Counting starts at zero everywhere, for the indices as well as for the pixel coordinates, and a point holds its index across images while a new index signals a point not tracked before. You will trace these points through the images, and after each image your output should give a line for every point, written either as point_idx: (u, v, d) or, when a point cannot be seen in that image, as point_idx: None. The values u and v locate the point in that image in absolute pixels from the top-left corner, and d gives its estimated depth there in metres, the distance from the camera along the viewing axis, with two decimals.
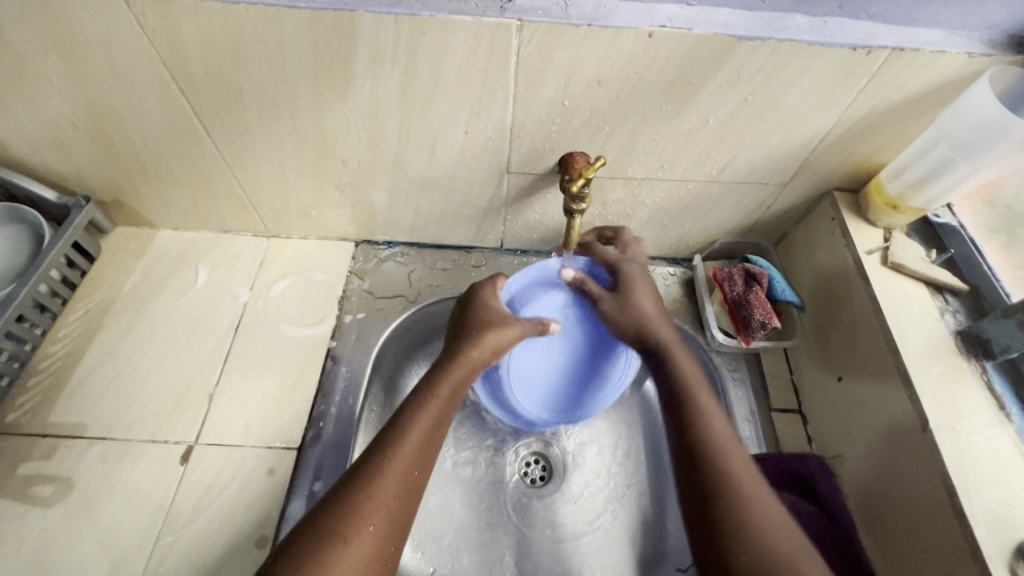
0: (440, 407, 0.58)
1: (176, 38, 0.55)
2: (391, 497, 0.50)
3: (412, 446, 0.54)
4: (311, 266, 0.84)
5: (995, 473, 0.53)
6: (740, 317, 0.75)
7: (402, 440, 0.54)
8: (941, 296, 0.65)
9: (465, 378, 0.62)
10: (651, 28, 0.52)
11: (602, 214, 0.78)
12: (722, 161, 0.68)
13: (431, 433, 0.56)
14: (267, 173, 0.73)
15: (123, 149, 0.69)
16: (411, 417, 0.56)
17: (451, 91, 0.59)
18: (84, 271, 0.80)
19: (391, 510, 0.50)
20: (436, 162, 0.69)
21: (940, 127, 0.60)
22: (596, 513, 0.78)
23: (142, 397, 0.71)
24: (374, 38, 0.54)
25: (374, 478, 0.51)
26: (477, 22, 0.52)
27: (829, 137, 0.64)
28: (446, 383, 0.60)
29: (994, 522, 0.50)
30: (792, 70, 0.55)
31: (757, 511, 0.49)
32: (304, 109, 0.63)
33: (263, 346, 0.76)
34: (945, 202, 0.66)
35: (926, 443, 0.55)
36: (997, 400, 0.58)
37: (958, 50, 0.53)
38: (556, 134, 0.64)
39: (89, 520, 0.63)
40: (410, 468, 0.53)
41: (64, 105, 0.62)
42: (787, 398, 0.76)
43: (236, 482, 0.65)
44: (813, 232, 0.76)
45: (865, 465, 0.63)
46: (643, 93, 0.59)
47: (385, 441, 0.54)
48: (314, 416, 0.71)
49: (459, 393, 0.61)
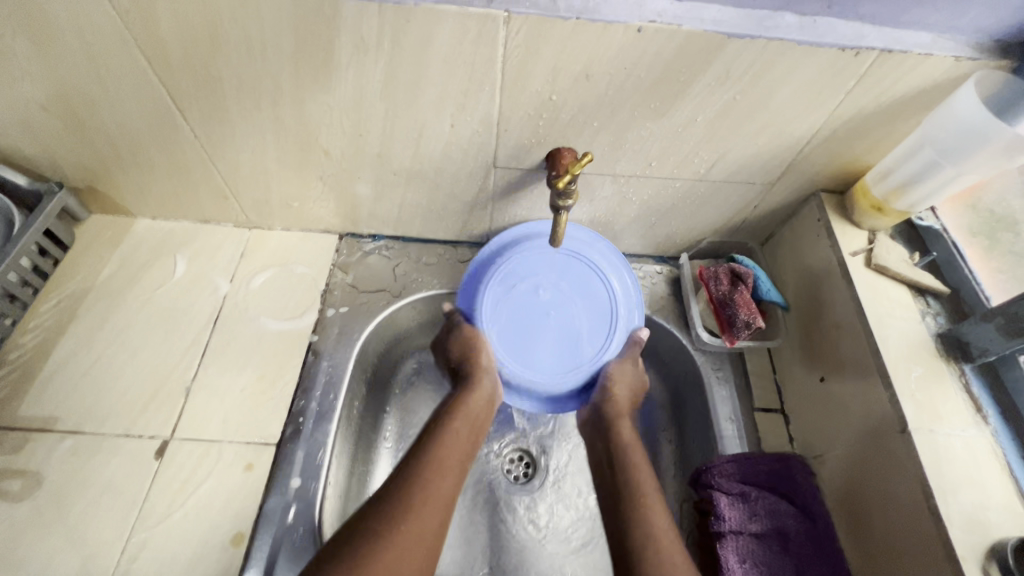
0: (460, 427, 0.65)
1: (151, 22, 0.53)
2: (423, 511, 0.55)
3: (441, 461, 0.60)
4: (293, 259, 0.82)
5: (971, 475, 0.53)
6: (726, 316, 0.75)
7: (432, 455, 0.60)
8: (922, 299, 0.66)
9: (489, 397, 0.70)
10: (640, 23, 0.51)
11: (590, 210, 0.78)
12: (709, 160, 0.68)
13: (457, 451, 0.62)
14: (248, 163, 0.71)
15: (97, 135, 0.67)
16: (437, 439, 0.62)
17: (436, 83, 0.58)
18: (57, 260, 0.77)
19: (428, 517, 0.55)
20: (421, 154, 0.68)
21: (925, 131, 0.60)
22: (578, 510, 0.78)
23: (116, 390, 0.69)
24: (357, 26, 0.52)
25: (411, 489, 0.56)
26: (463, 12, 0.51)
27: (817, 137, 0.64)
28: (471, 402, 0.68)
29: (970, 524, 0.51)
30: (781, 70, 0.55)
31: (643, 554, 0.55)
32: (286, 98, 0.61)
33: (243, 340, 0.75)
34: (928, 205, 0.66)
35: (906, 445, 0.55)
36: (975, 403, 0.58)
37: (945, 53, 0.53)
38: (544, 129, 0.63)
39: (59, 516, 0.61)
40: (442, 477, 0.59)
41: (34, 88, 0.60)
42: (770, 398, 0.76)
43: (212, 478, 0.64)
44: (799, 232, 0.76)
45: (843, 465, 0.64)
46: (631, 89, 0.58)
47: (419, 457, 0.60)
48: (294, 411, 0.70)
49: (489, 413, 0.70)
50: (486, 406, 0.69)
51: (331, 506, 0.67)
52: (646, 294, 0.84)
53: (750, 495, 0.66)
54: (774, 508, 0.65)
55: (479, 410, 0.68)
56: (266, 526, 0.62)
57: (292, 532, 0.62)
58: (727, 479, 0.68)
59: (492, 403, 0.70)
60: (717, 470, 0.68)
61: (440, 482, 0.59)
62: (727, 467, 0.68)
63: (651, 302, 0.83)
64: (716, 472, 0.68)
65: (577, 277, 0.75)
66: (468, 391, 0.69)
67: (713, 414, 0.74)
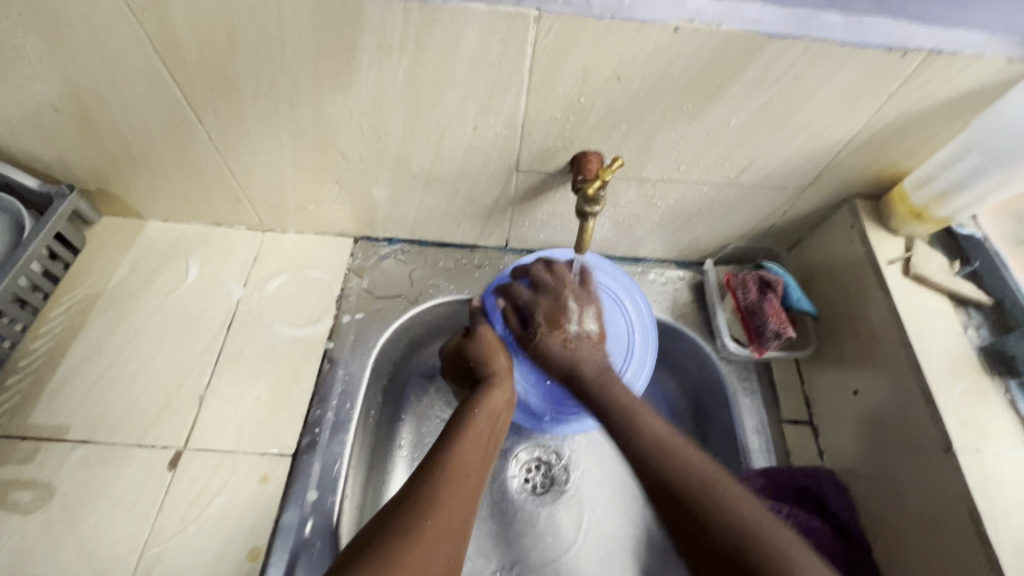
0: (481, 424, 0.63)
1: (167, 20, 0.51)
2: (455, 502, 0.53)
3: (465, 458, 0.58)
4: (308, 263, 0.80)
5: (1022, 499, 0.51)
6: (753, 326, 0.72)
7: (455, 451, 0.59)
8: (963, 310, 0.63)
9: (505, 397, 0.68)
10: (678, 22, 0.49)
11: (614, 215, 0.75)
12: (741, 164, 0.65)
13: (478, 448, 0.61)
14: (263, 165, 0.69)
15: (109, 137, 0.65)
16: (458, 434, 0.61)
17: (460, 84, 0.56)
18: (68, 263, 0.76)
19: (453, 511, 0.53)
20: (441, 157, 0.66)
21: (971, 134, 0.57)
22: (600, 522, 0.76)
23: (128, 398, 0.68)
24: (380, 25, 0.50)
25: (437, 484, 0.54)
26: (492, 11, 0.49)
27: (855, 141, 0.61)
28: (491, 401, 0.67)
29: (1022, 551, 0.48)
30: (823, 71, 0.53)
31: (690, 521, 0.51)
32: (304, 99, 0.59)
33: (257, 347, 0.73)
34: (971, 212, 0.63)
35: (950, 465, 0.53)
36: (1022, 421, 0.56)
37: (997, 55, 0.51)
38: (570, 132, 0.61)
39: (71, 529, 0.60)
40: (466, 473, 0.57)
41: (45, 89, 0.58)
42: (798, 410, 0.74)
43: (227, 490, 0.62)
44: (830, 238, 0.74)
45: (879, 481, 0.62)
46: (664, 91, 0.56)
47: (442, 454, 0.58)
48: (310, 421, 0.68)
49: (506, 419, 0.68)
50: (504, 407, 0.68)
51: (348, 519, 0.65)
52: (668, 301, 0.82)
53: (781, 512, 0.64)
54: (806, 524, 0.62)
55: (499, 409, 0.66)
56: (283, 540, 0.60)
57: (309, 547, 0.60)
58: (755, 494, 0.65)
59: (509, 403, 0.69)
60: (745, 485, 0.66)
61: (465, 476, 0.57)
62: (755, 482, 0.66)
63: (674, 310, 0.81)
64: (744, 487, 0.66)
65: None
66: (487, 391, 0.67)
67: (740, 427, 0.72)
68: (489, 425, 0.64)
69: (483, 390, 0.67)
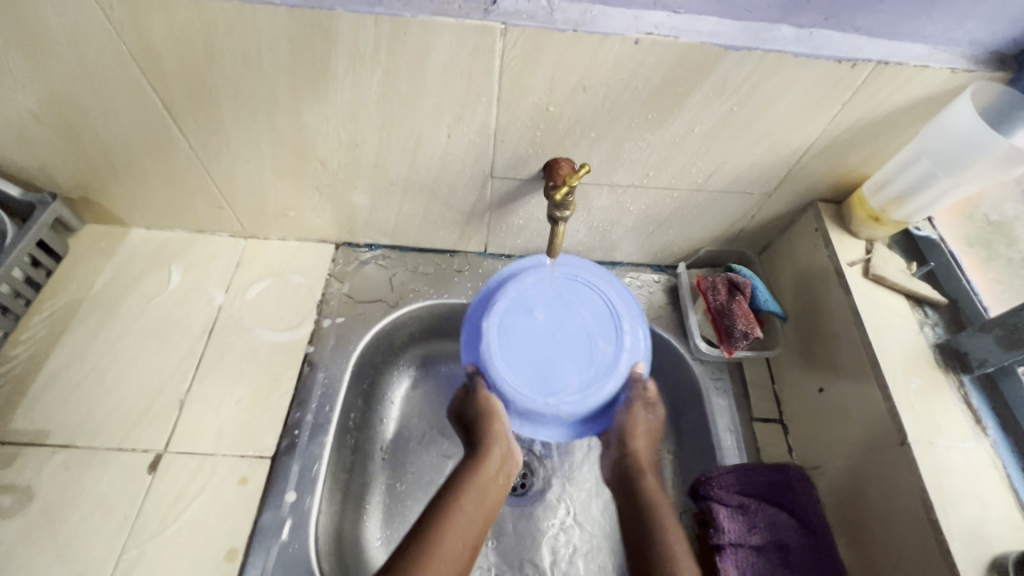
0: (473, 510, 0.62)
1: (146, 33, 0.52)
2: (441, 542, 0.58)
3: (445, 552, 0.57)
4: (290, 269, 0.82)
5: (971, 489, 0.53)
6: (724, 327, 0.74)
7: (439, 545, 0.57)
8: (920, 309, 0.65)
9: (501, 479, 0.67)
10: (637, 35, 0.51)
11: (588, 220, 0.77)
12: (707, 170, 0.67)
13: (463, 537, 0.59)
14: (243, 173, 0.71)
15: (92, 146, 0.67)
16: (445, 524, 0.59)
17: (433, 94, 0.58)
18: (50, 270, 0.77)
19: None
20: (417, 164, 0.68)
21: (920, 142, 0.61)
22: (578, 520, 0.78)
23: (109, 403, 0.69)
24: (353, 37, 0.52)
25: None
26: (460, 24, 0.51)
27: (814, 147, 0.64)
28: (482, 480, 0.65)
29: (971, 539, 0.50)
30: (778, 81, 0.55)
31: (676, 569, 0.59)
32: (282, 109, 0.61)
33: (237, 351, 0.74)
34: (926, 215, 0.66)
35: (905, 457, 0.55)
36: (974, 414, 0.58)
37: (941, 65, 0.53)
38: (541, 140, 0.63)
39: (50, 533, 0.60)
40: (444, 563, 0.56)
41: (27, 99, 0.60)
42: (768, 408, 0.76)
43: (206, 492, 0.63)
44: (797, 242, 0.76)
45: (842, 476, 0.63)
46: (628, 100, 0.58)
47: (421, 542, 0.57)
48: (290, 423, 0.69)
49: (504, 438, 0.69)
50: (494, 480, 0.66)
51: (325, 519, 0.66)
52: (643, 303, 0.84)
53: (749, 508, 0.65)
54: (773, 520, 0.64)
55: (488, 486, 0.65)
56: (260, 541, 0.61)
57: (286, 547, 0.61)
58: (725, 491, 0.67)
59: (501, 475, 0.68)
60: (716, 482, 0.68)
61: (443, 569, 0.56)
62: (726, 479, 0.68)
63: (649, 312, 0.83)
64: (715, 483, 0.68)
65: (576, 303, 0.74)
66: (481, 469, 0.66)
67: (712, 425, 0.74)
68: (479, 508, 0.63)
69: (475, 467, 0.66)
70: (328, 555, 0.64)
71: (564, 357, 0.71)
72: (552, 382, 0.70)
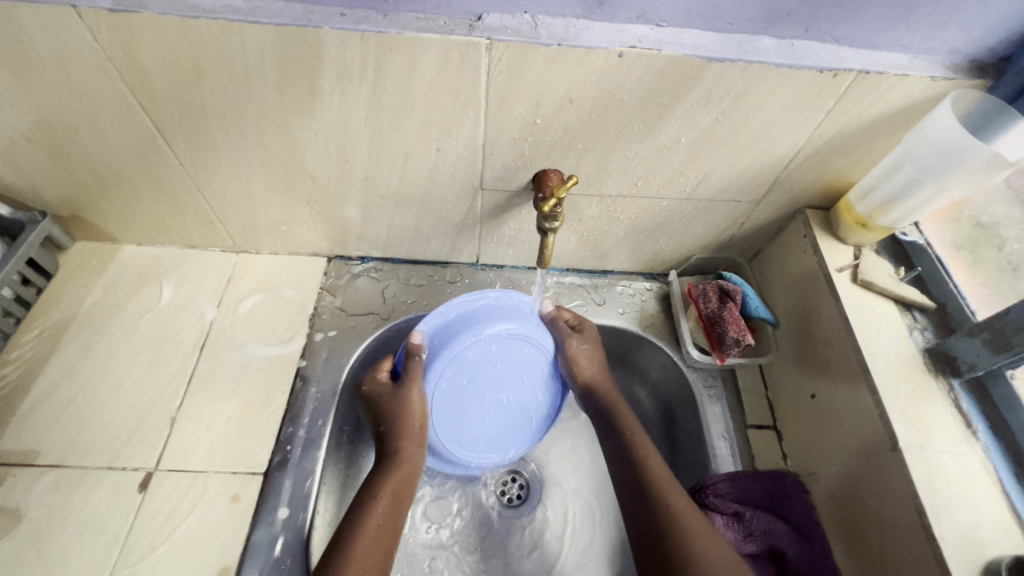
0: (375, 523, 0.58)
1: (133, 52, 0.53)
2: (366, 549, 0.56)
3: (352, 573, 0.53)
4: (282, 283, 0.82)
5: (963, 493, 0.53)
6: (715, 334, 0.75)
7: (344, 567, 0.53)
8: (909, 314, 0.66)
9: (405, 480, 0.63)
10: (621, 48, 0.52)
11: (579, 230, 0.78)
12: (695, 179, 0.68)
13: (372, 553, 0.56)
14: (233, 188, 0.71)
15: (81, 164, 0.67)
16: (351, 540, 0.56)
17: (421, 109, 0.59)
18: (40, 289, 0.76)
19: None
20: (407, 178, 0.68)
21: (905, 149, 0.61)
22: (574, 530, 0.78)
23: (99, 422, 0.68)
24: (340, 54, 0.53)
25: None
26: (446, 40, 0.51)
27: (800, 155, 0.64)
28: (385, 485, 0.61)
29: (963, 543, 0.50)
30: (761, 92, 0.56)
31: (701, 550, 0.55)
32: (270, 124, 0.61)
33: (229, 367, 0.74)
34: (913, 220, 0.66)
35: (897, 462, 0.55)
36: (965, 418, 0.58)
37: (921, 74, 0.54)
38: (530, 151, 0.64)
39: (38, 555, 0.59)
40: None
41: (16, 119, 0.60)
42: (762, 415, 0.75)
43: (197, 510, 0.63)
44: (787, 248, 0.77)
45: (837, 482, 0.63)
46: (615, 111, 0.59)
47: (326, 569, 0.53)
48: (282, 439, 0.69)
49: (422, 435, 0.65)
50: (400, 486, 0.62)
51: (318, 535, 0.65)
52: (636, 311, 0.84)
53: (745, 516, 0.65)
54: (767, 528, 0.65)
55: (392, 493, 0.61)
56: (253, 559, 0.60)
57: (279, 564, 0.60)
58: (721, 498, 0.67)
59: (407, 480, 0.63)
60: (712, 489, 0.67)
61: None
62: (722, 487, 0.67)
63: (641, 320, 0.83)
64: (710, 491, 0.67)
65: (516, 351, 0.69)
66: (382, 475, 0.62)
67: (707, 433, 0.74)
68: (388, 520, 0.59)
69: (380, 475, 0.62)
70: None
71: (499, 410, 0.71)
72: (489, 427, 0.71)
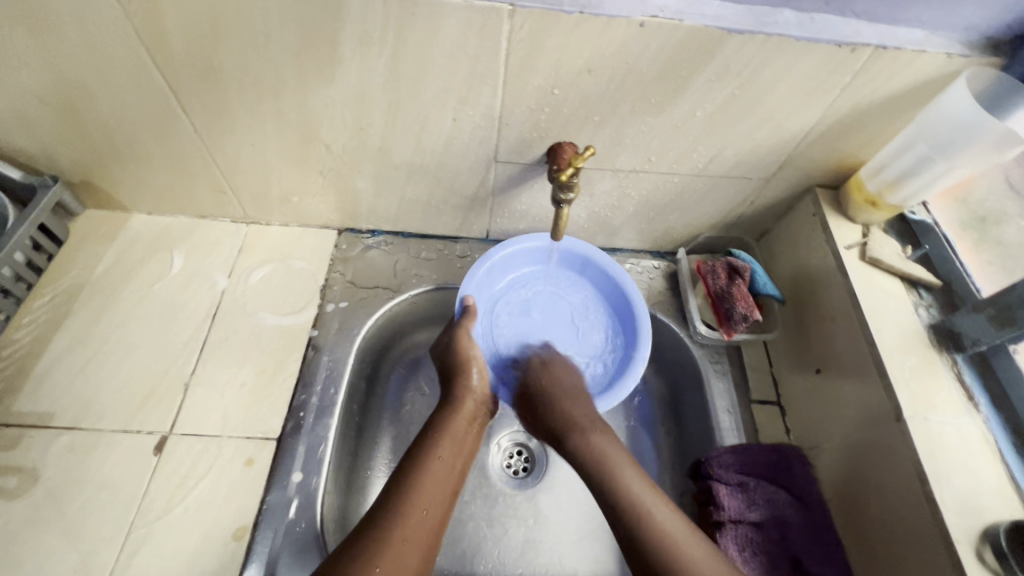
0: (450, 461, 0.62)
1: (152, 11, 0.52)
2: (430, 491, 0.58)
3: (423, 500, 0.57)
4: (293, 254, 0.82)
5: (964, 461, 0.55)
6: (723, 310, 0.76)
7: (415, 493, 0.57)
8: (916, 291, 0.67)
9: (468, 428, 0.66)
10: (643, 18, 0.52)
11: (589, 206, 0.78)
12: (708, 155, 0.68)
13: (443, 481, 0.60)
14: (247, 156, 0.71)
15: (95, 128, 0.66)
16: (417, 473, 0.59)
17: (440, 76, 0.58)
18: (51, 255, 0.76)
19: (415, 541, 0.54)
20: (422, 149, 0.68)
21: (917, 126, 0.62)
22: (579, 503, 0.79)
23: (114, 386, 0.69)
24: (361, 18, 0.52)
25: (393, 514, 0.55)
26: (468, 5, 0.51)
27: (813, 133, 0.65)
28: (456, 430, 0.64)
29: (964, 509, 0.52)
30: (779, 66, 0.56)
31: (684, 560, 0.54)
32: (287, 90, 0.61)
33: (242, 335, 0.74)
34: (921, 199, 0.67)
35: (901, 433, 0.57)
36: (967, 392, 0.60)
37: (937, 50, 0.55)
38: (546, 123, 0.64)
39: (57, 514, 0.60)
40: (424, 509, 0.57)
41: (30, 79, 0.59)
42: (766, 391, 0.77)
43: (212, 473, 0.64)
44: (795, 228, 0.78)
45: (839, 454, 0.65)
46: (632, 83, 0.59)
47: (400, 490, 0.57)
48: (295, 405, 0.69)
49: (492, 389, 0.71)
50: (470, 425, 0.67)
51: (330, 499, 0.66)
52: (644, 289, 0.85)
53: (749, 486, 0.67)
54: (770, 497, 0.67)
55: (465, 434, 0.65)
56: (268, 521, 0.61)
57: (294, 526, 0.61)
58: (726, 470, 0.69)
59: (476, 421, 0.68)
60: (716, 462, 0.70)
61: (419, 513, 0.56)
62: (727, 458, 0.70)
63: (649, 297, 0.84)
64: (716, 464, 0.70)
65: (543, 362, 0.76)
66: (455, 414, 0.66)
67: (711, 407, 0.75)
68: (458, 456, 0.63)
69: (448, 415, 0.65)
70: (334, 536, 0.65)
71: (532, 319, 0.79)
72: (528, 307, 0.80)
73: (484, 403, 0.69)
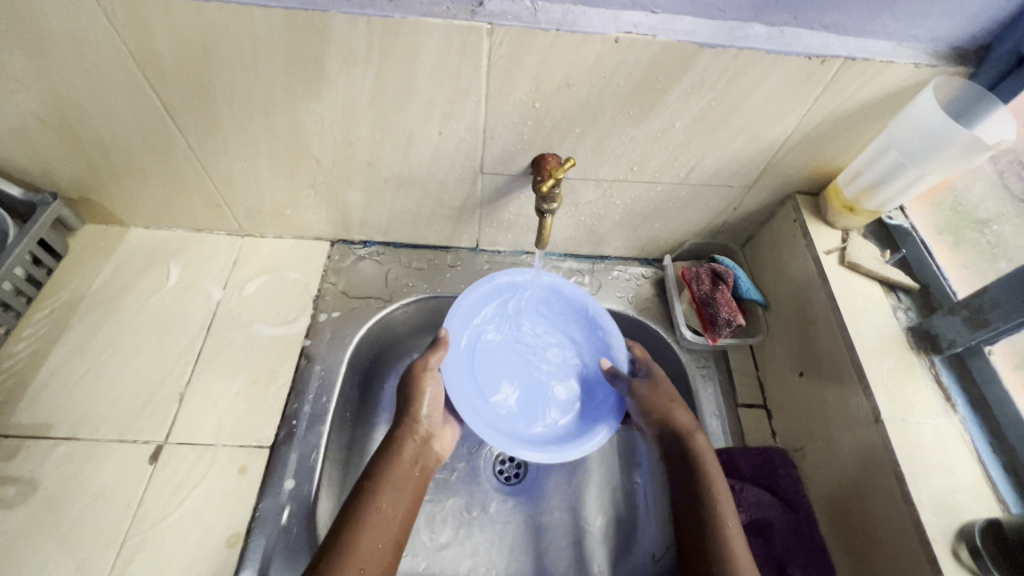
0: (392, 508, 0.59)
1: (145, 34, 0.55)
2: (369, 542, 0.55)
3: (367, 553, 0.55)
4: (286, 266, 0.84)
5: (940, 461, 0.56)
6: (707, 315, 0.77)
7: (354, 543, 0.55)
8: (894, 295, 0.68)
9: (409, 474, 0.63)
10: (618, 34, 0.54)
11: (576, 215, 0.80)
12: (689, 164, 0.70)
13: (384, 531, 0.57)
14: (240, 171, 0.73)
15: (92, 146, 0.69)
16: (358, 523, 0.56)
17: (424, 92, 0.60)
18: (50, 269, 0.78)
19: None
20: (410, 162, 0.70)
21: (889, 134, 0.64)
22: (569, 508, 0.80)
23: (111, 397, 0.70)
24: (347, 38, 0.54)
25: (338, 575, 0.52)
26: (448, 24, 0.53)
27: (789, 141, 0.67)
28: (397, 475, 0.62)
29: (941, 508, 0.53)
30: (752, 78, 0.58)
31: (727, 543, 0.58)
32: (277, 108, 0.63)
33: (236, 346, 0.76)
34: (897, 204, 0.69)
35: (880, 433, 0.58)
36: (945, 393, 0.61)
37: (905, 60, 0.56)
38: (529, 136, 0.66)
39: (54, 522, 0.62)
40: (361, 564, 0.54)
41: (29, 100, 0.62)
42: (753, 395, 0.78)
43: (206, 481, 0.65)
44: (778, 234, 0.79)
45: (822, 457, 0.66)
46: (611, 96, 0.61)
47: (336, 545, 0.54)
48: (287, 414, 0.71)
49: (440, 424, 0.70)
50: (412, 469, 0.64)
51: (323, 506, 0.67)
52: (632, 296, 0.87)
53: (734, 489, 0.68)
54: (757, 500, 0.68)
55: (407, 476, 0.62)
56: (260, 527, 0.63)
57: (286, 532, 0.63)
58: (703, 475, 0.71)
59: (419, 465, 0.65)
60: None
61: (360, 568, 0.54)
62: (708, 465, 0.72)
63: (636, 303, 0.86)
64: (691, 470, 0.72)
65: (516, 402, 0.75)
66: (393, 460, 0.63)
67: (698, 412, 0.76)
68: (400, 502, 0.60)
69: (386, 459, 0.63)
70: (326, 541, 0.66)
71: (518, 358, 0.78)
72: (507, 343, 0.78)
73: (429, 445, 0.67)
